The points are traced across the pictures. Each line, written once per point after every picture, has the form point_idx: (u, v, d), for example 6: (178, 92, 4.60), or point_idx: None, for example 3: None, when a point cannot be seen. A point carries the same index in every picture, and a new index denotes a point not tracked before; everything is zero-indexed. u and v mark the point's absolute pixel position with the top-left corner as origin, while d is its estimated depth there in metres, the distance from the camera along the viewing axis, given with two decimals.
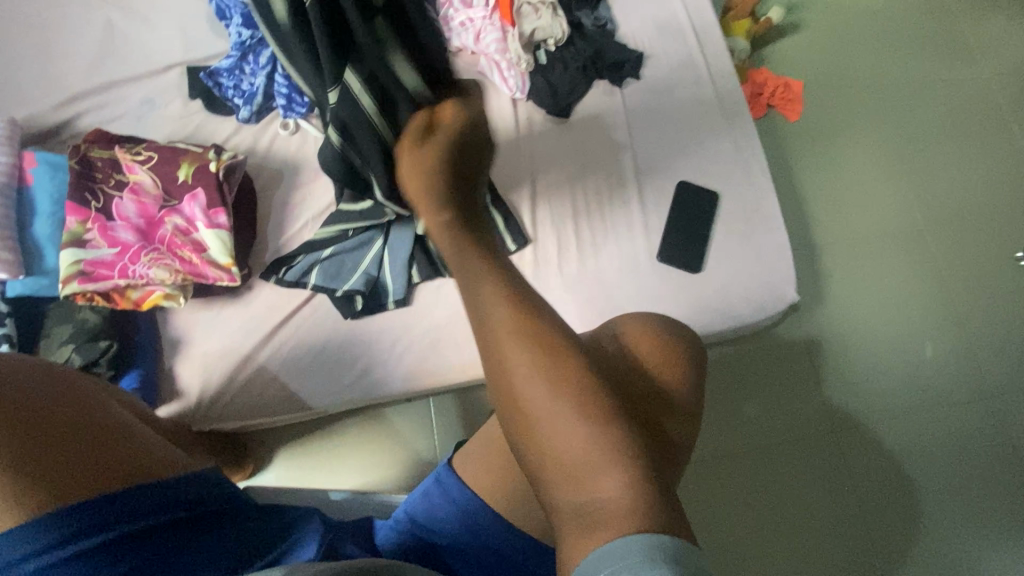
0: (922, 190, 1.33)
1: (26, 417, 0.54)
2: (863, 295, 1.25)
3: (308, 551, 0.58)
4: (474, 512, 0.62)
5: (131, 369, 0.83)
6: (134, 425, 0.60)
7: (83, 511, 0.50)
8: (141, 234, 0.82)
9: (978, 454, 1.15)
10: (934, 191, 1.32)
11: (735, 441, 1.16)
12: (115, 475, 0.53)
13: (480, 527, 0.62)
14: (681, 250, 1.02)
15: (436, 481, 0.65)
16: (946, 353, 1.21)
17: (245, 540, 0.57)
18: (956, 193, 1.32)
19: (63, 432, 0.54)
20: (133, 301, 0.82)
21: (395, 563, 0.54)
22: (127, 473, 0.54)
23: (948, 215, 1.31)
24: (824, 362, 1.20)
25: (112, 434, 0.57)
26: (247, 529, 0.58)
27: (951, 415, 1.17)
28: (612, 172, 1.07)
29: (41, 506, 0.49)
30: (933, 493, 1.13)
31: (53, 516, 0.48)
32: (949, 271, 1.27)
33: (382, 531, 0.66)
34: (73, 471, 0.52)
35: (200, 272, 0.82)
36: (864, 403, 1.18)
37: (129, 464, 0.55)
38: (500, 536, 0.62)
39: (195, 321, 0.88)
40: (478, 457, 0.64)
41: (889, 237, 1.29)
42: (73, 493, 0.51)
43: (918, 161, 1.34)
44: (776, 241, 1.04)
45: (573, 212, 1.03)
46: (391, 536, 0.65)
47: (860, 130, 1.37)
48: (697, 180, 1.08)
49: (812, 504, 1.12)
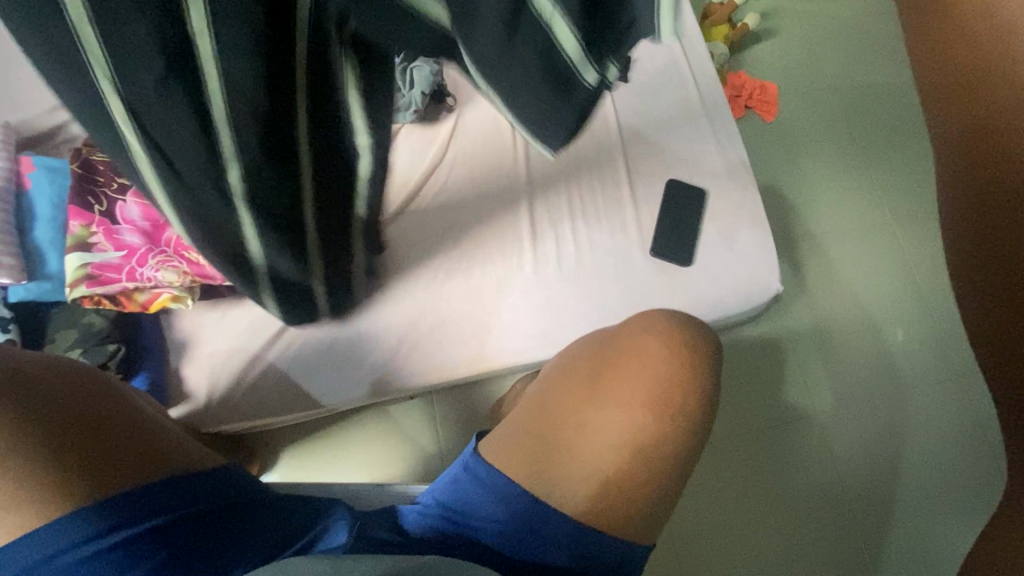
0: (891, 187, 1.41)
1: (61, 412, 0.60)
2: (840, 286, 1.32)
3: (339, 535, 0.63)
4: (506, 494, 0.66)
5: (140, 371, 0.83)
6: (158, 421, 0.68)
7: (128, 500, 0.57)
8: (147, 237, 0.82)
9: (951, 433, 1.22)
10: (902, 187, 1.40)
11: (743, 429, 1.19)
12: (146, 467, 0.61)
13: (513, 508, 0.65)
14: (672, 245, 1.07)
15: (464, 469, 0.69)
16: (919, 339, 1.28)
17: (277, 527, 0.63)
18: (922, 189, 1.41)
19: (97, 427, 0.61)
20: (140, 303, 0.83)
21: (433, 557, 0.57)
22: (156, 465, 0.62)
23: (916, 209, 1.39)
24: (807, 350, 1.26)
25: (141, 432, 0.64)
26: (276, 516, 0.64)
27: (925, 397, 1.24)
28: (605, 171, 1.11)
29: (87, 493, 0.56)
30: (911, 471, 1.19)
31: (101, 503, 0.56)
32: (917, 262, 1.34)
33: (411, 517, 0.68)
34: (111, 461, 0.59)
35: (207, 273, 0.83)
36: (845, 388, 1.24)
37: (157, 456, 0.63)
38: (533, 516, 0.65)
39: (201, 324, 0.89)
40: (504, 440, 0.70)
41: (861, 231, 1.37)
42: (113, 482, 0.58)
43: (886, 159, 1.43)
44: (759, 236, 1.10)
45: (569, 210, 1.07)
46: (420, 520, 0.67)
47: (832, 131, 1.44)
48: (685, 179, 1.13)
49: (815, 488, 1.16)
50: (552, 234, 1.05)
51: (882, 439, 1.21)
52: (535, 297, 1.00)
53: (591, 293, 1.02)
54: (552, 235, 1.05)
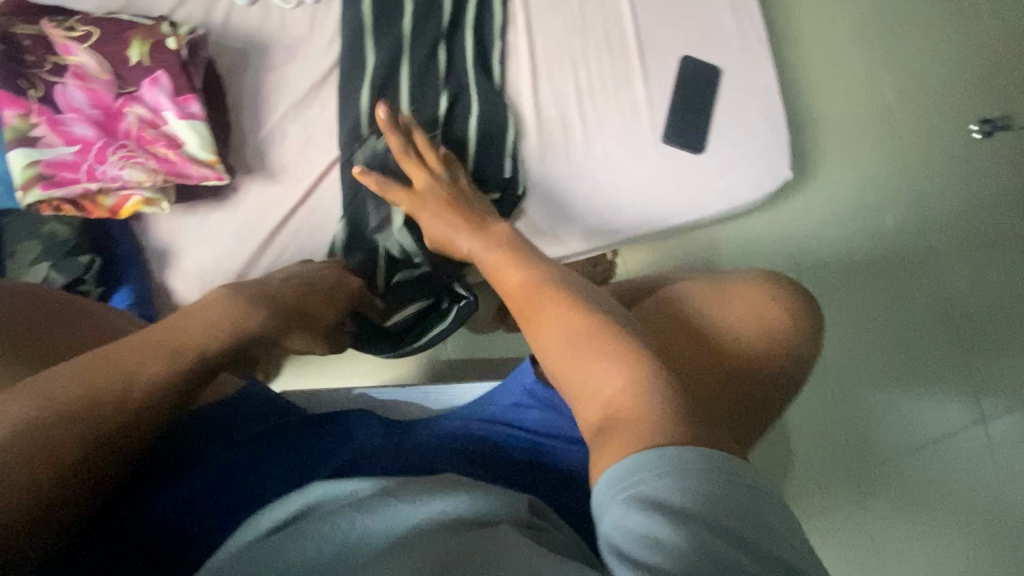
0: (887, 70, 1.38)
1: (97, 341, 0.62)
2: (834, 173, 1.34)
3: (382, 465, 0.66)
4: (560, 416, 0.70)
5: (120, 284, 0.75)
6: None
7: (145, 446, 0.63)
8: (101, 128, 0.70)
9: (914, 305, 1.36)
10: (902, 67, 1.39)
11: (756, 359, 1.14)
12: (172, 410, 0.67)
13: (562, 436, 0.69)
14: (684, 130, 1.00)
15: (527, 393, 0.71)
16: (899, 221, 1.36)
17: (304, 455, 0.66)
18: (921, 70, 1.40)
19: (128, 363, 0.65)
20: (108, 209, 0.72)
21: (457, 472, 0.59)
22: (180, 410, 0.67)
23: (914, 92, 1.39)
24: (798, 239, 1.32)
25: None
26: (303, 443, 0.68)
27: (897, 276, 1.35)
28: (615, 46, 1.00)
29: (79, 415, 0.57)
30: (874, 340, 1.34)
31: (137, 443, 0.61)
32: (910, 147, 1.38)
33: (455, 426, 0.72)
34: None
35: (181, 171, 0.73)
36: (829, 271, 1.33)
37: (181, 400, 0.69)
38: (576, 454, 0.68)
39: (180, 229, 0.80)
40: None
41: (861, 115, 1.36)
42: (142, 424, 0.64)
43: (888, 37, 1.39)
44: (772, 118, 1.04)
45: (577, 90, 0.97)
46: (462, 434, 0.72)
47: (832, 8, 1.37)
48: (699, 54, 1.03)
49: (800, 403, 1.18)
50: (558, 120, 0.96)
51: (855, 314, 1.34)
52: (541, 192, 0.94)
53: (601, 184, 0.96)
54: (558, 120, 0.96)
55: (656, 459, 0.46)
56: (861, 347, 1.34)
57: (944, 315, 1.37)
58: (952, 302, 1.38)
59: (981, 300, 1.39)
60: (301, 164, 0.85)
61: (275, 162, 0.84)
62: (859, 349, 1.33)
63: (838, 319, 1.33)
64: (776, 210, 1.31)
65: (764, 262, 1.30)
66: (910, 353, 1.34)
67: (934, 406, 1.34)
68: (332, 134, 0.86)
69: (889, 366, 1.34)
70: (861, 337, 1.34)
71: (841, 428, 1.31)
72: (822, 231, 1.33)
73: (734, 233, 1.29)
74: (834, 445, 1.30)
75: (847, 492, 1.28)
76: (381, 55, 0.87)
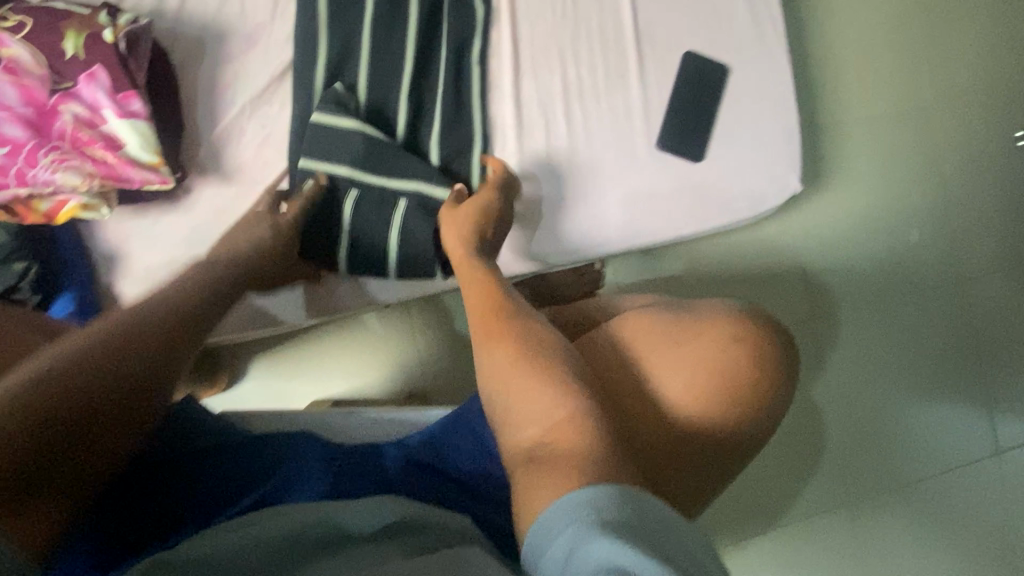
0: (925, 63, 1.24)
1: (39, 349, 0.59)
2: (857, 179, 1.22)
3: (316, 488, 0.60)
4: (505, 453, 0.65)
5: (62, 290, 0.73)
6: None
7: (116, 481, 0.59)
8: (33, 128, 0.66)
9: (933, 326, 1.26)
10: (945, 62, 1.25)
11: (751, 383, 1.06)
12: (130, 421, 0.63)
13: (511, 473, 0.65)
14: (683, 135, 0.91)
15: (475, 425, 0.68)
16: (925, 235, 1.25)
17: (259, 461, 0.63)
18: (965, 66, 1.25)
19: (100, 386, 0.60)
20: (44, 214, 0.69)
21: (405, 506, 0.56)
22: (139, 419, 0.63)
23: (955, 92, 1.25)
24: (810, 250, 1.22)
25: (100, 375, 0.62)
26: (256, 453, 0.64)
27: (918, 294, 1.25)
28: (610, 38, 0.90)
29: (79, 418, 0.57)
30: (887, 363, 1.25)
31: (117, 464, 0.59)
32: (944, 153, 1.25)
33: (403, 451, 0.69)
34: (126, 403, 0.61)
35: (120, 175, 0.69)
36: (842, 286, 1.23)
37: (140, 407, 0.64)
38: None
39: (128, 232, 0.76)
40: None
41: (892, 116, 1.23)
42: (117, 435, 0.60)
43: (931, 28, 1.24)
44: (784, 122, 0.94)
45: (564, 88, 0.89)
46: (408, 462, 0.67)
47: None
48: (705, 49, 0.93)
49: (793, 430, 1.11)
50: (542, 121, 0.88)
51: (867, 334, 1.24)
52: (515, 202, 0.87)
53: (585, 194, 0.88)
54: (542, 121, 0.88)
55: (598, 497, 0.42)
56: (871, 369, 1.24)
57: (967, 339, 1.27)
58: (975, 322, 1.27)
59: (1008, 323, 1.28)
60: (257, 163, 0.80)
61: (229, 162, 0.79)
62: (869, 371, 1.24)
63: (847, 337, 1.23)
64: (787, 218, 1.21)
65: (769, 274, 1.21)
66: (924, 377, 1.25)
67: (944, 433, 1.25)
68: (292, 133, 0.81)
69: (898, 389, 1.25)
70: (873, 359, 1.24)
71: (842, 454, 1.23)
72: (836, 242, 1.22)
73: (738, 240, 1.20)
74: (832, 472, 1.22)
75: (839, 520, 1.22)
76: (346, 48, 0.80)
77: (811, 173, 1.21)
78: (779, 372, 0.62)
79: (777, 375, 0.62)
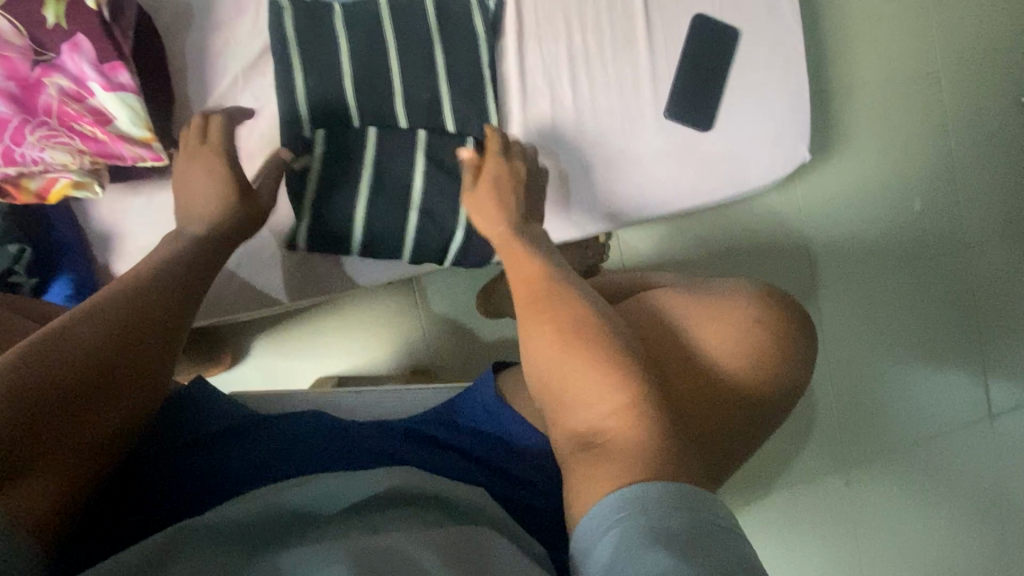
0: (935, 24, 1.20)
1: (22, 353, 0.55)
2: (863, 146, 1.21)
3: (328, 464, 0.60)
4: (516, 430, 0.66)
5: (58, 272, 0.71)
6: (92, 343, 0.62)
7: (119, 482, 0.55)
8: (17, 103, 0.63)
9: (933, 294, 1.27)
10: (956, 24, 1.21)
11: None
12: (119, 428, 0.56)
13: (523, 449, 0.65)
14: (692, 103, 0.88)
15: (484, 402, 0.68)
16: (929, 203, 1.24)
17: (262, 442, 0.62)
18: (976, 28, 1.22)
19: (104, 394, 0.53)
20: (35, 193, 0.66)
21: (424, 482, 0.55)
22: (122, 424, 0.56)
23: (965, 55, 1.22)
24: (814, 220, 1.21)
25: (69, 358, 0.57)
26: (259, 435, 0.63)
27: (920, 262, 1.25)
28: (617, 0, 0.86)
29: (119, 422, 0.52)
30: (887, 331, 1.26)
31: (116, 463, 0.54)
32: (951, 119, 1.23)
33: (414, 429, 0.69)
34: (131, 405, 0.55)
35: (112, 152, 0.66)
36: (846, 256, 1.22)
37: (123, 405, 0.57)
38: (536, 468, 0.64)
39: (123, 211, 0.73)
40: None
41: (901, 81, 1.20)
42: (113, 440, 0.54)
43: None
44: (794, 89, 0.91)
45: (569, 55, 0.85)
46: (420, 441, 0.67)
47: None
48: (715, 12, 0.89)
49: None
50: (547, 89, 0.85)
51: (869, 303, 1.24)
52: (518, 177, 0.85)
53: (593, 166, 0.86)
54: (547, 90, 0.85)
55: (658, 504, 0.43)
56: (872, 337, 1.25)
57: (966, 306, 1.28)
58: (975, 288, 1.28)
59: (1007, 290, 1.29)
60: (253, 137, 0.77)
61: None
62: (868, 338, 1.25)
63: (848, 307, 1.24)
64: (792, 186, 1.20)
65: (773, 244, 1.20)
66: (922, 345, 1.27)
67: (940, 398, 1.27)
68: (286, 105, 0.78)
69: (896, 357, 1.26)
70: (874, 328, 1.25)
71: (840, 420, 1.25)
72: (841, 211, 1.22)
73: (742, 209, 1.18)
74: (830, 438, 1.25)
75: (836, 484, 1.25)
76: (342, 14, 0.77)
77: (818, 141, 1.19)
78: (800, 352, 0.62)
79: (798, 355, 0.62)
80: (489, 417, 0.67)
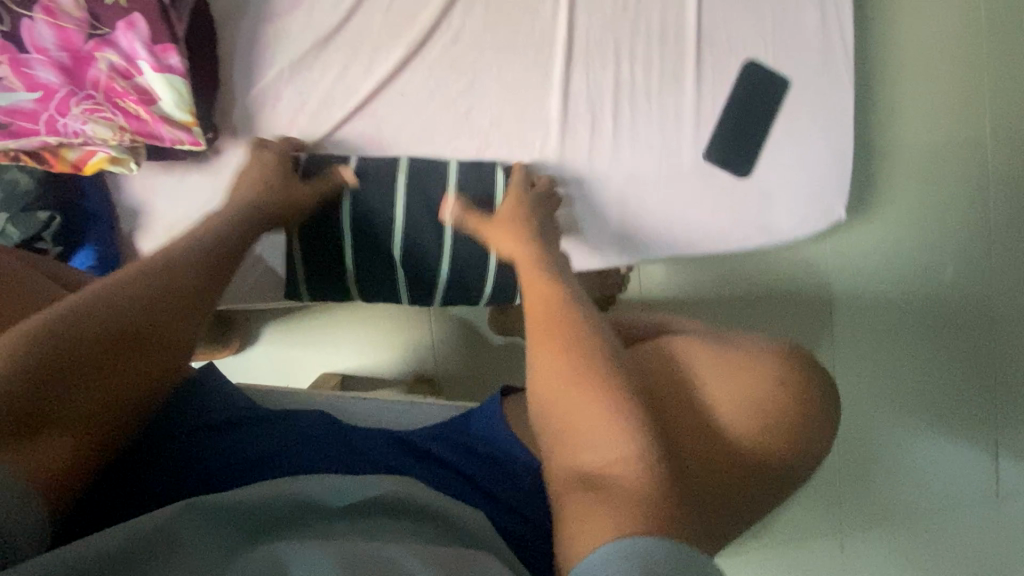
0: (992, 92, 1.18)
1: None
2: (899, 210, 1.18)
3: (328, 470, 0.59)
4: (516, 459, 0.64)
5: (84, 242, 0.71)
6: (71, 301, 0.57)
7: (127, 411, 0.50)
8: (67, 74, 0.63)
9: (954, 369, 1.23)
10: (1012, 98, 1.18)
11: None
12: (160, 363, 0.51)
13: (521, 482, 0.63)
14: (732, 148, 0.87)
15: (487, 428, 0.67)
16: (960, 275, 1.21)
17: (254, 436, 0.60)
18: None
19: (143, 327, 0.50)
20: (71, 163, 0.67)
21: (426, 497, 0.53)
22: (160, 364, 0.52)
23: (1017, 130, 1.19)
24: (840, 279, 1.19)
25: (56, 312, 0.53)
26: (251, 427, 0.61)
27: (944, 334, 1.22)
28: (669, 38, 0.85)
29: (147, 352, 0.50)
30: (901, 400, 1.23)
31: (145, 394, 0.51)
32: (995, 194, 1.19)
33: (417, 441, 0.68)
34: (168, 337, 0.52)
35: (153, 132, 0.66)
36: (868, 318, 1.20)
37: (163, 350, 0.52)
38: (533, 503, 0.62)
39: (154, 187, 0.74)
40: None
41: (947, 149, 1.18)
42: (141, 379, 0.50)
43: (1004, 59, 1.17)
44: (837, 146, 0.90)
45: (614, 86, 0.84)
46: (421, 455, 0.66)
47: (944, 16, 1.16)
48: (767, 59, 0.88)
49: None
50: (587, 118, 0.84)
51: (886, 369, 1.22)
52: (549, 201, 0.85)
53: (623, 201, 0.86)
54: (587, 118, 0.84)
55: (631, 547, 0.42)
56: (886, 404, 1.22)
57: (988, 386, 1.24)
58: (1000, 366, 1.23)
59: None
60: (292, 133, 0.78)
61: (263, 128, 0.77)
62: (876, 401, 1.23)
63: (864, 370, 1.21)
64: (822, 241, 1.17)
65: (796, 297, 1.18)
66: (936, 419, 1.24)
67: (948, 475, 1.24)
68: (328, 105, 0.78)
69: (908, 428, 1.23)
70: (887, 395, 1.22)
71: (839, 480, 1.23)
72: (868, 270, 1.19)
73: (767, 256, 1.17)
74: (825, 494, 1.22)
75: (829, 548, 1.22)
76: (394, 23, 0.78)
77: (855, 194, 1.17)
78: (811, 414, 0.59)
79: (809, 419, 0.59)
80: (493, 433, 0.66)
